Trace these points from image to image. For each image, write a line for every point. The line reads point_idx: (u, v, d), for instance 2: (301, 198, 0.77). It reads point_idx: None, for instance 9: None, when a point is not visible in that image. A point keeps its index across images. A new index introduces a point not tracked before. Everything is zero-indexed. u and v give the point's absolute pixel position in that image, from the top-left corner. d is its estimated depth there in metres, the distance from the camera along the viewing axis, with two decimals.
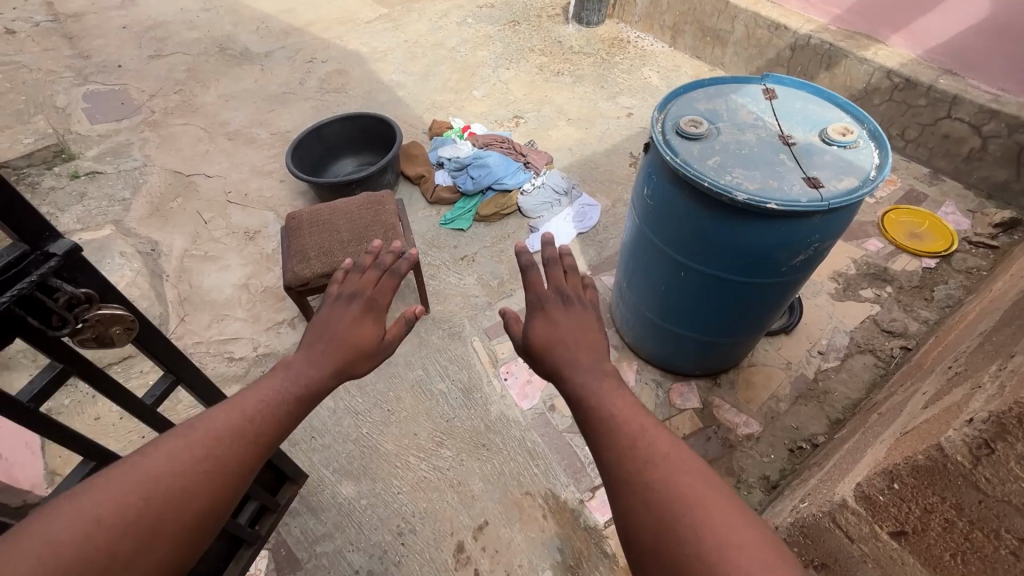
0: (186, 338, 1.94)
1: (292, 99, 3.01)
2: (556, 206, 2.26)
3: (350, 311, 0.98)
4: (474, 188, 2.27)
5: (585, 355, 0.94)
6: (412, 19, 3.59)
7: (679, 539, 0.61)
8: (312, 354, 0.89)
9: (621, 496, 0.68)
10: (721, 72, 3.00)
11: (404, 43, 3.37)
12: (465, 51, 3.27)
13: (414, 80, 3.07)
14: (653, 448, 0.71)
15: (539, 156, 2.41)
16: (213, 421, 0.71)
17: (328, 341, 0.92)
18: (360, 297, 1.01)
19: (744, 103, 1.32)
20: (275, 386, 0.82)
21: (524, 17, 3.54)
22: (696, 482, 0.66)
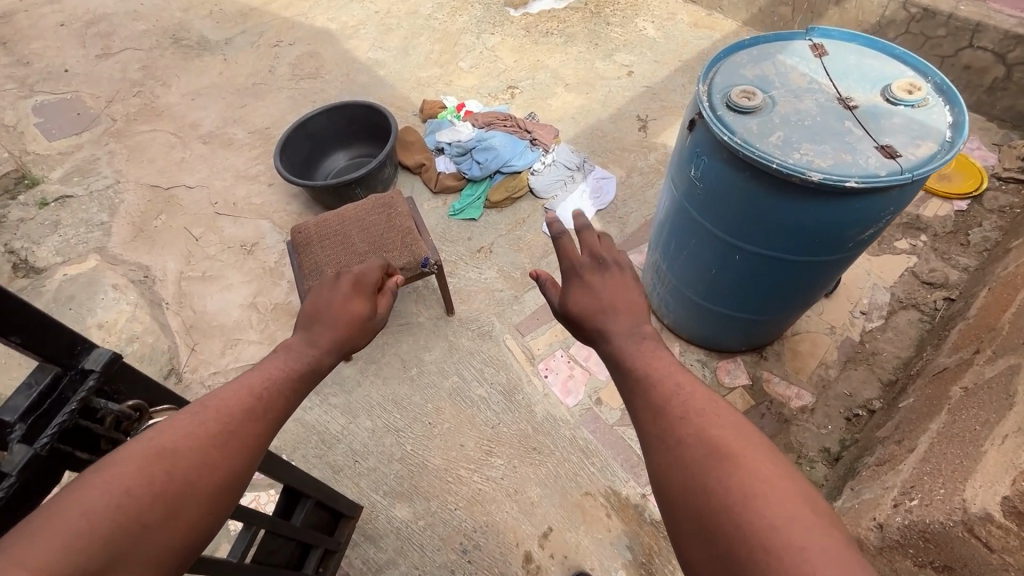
0: (200, 370, 1.82)
1: (264, 90, 2.77)
2: (570, 182, 2.14)
3: (339, 291, 0.90)
4: (482, 173, 2.13)
5: (624, 318, 0.86)
6: None
7: (706, 487, 0.56)
8: (308, 333, 0.83)
9: (654, 452, 0.64)
10: (720, 16, 2.82)
11: (376, 15, 3.10)
12: (444, 17, 3.03)
13: (393, 56, 2.84)
14: (687, 405, 0.65)
15: (545, 130, 2.25)
16: (225, 396, 0.65)
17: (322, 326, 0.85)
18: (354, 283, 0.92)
19: (794, 64, 1.20)
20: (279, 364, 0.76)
21: None
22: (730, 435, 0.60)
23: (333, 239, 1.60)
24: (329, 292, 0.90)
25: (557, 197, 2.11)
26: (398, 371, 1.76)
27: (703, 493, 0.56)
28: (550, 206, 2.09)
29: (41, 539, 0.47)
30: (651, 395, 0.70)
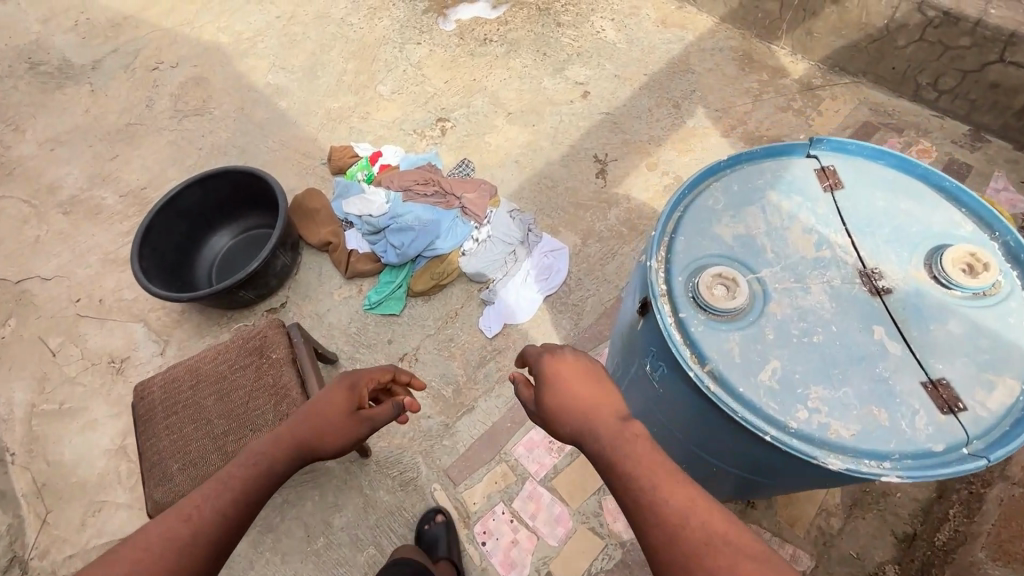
0: (54, 550, 1.46)
1: (140, 132, 2.25)
2: (511, 263, 1.71)
3: (337, 394, 1.15)
4: (400, 260, 1.70)
5: (604, 410, 1.03)
6: None
7: (679, 532, 0.86)
8: (301, 413, 1.12)
9: (647, 512, 0.89)
10: (693, 10, 2.33)
11: (277, 22, 2.54)
12: (360, 21, 2.48)
13: (298, 79, 2.32)
14: (679, 503, 0.88)
15: (480, 191, 1.79)
16: (202, 504, 0.93)
17: (304, 428, 1.10)
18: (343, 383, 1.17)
19: (795, 224, 1.03)
20: (277, 451, 1.05)
21: None
22: (690, 506, 0.88)
23: (183, 410, 1.29)
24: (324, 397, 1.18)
25: (496, 284, 1.69)
26: (301, 543, 1.41)
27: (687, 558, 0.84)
28: (488, 296, 1.68)
29: None
30: (647, 484, 0.91)
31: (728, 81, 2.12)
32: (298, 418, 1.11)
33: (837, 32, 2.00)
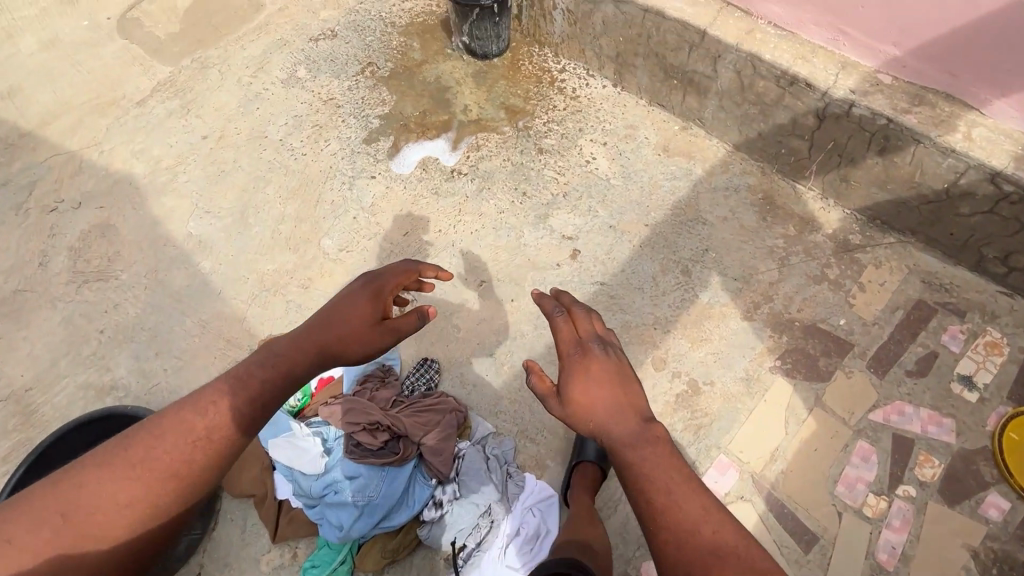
0: None
1: (27, 304, 1.81)
2: (485, 532, 1.34)
3: (361, 301, 1.06)
4: (340, 538, 1.31)
5: (631, 420, 0.92)
6: (210, 83, 2.27)
7: (687, 522, 0.80)
8: (306, 334, 1.02)
9: (651, 493, 0.83)
10: (700, 133, 1.95)
11: (204, 144, 2.11)
12: (303, 146, 2.07)
13: (227, 227, 1.90)
14: (693, 513, 0.80)
15: (444, 429, 1.41)
16: (217, 411, 0.92)
17: (327, 336, 1.02)
18: (367, 287, 1.09)
19: None
20: (306, 354, 0.99)
21: (385, 54, 2.29)
22: (712, 518, 0.80)
23: None
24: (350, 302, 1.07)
25: (466, 562, 1.31)
26: None
27: (678, 544, 0.78)
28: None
29: (69, 505, 0.84)
30: (655, 492, 0.83)
31: (748, 236, 1.75)
32: (310, 330, 1.01)
33: (880, 185, 1.64)
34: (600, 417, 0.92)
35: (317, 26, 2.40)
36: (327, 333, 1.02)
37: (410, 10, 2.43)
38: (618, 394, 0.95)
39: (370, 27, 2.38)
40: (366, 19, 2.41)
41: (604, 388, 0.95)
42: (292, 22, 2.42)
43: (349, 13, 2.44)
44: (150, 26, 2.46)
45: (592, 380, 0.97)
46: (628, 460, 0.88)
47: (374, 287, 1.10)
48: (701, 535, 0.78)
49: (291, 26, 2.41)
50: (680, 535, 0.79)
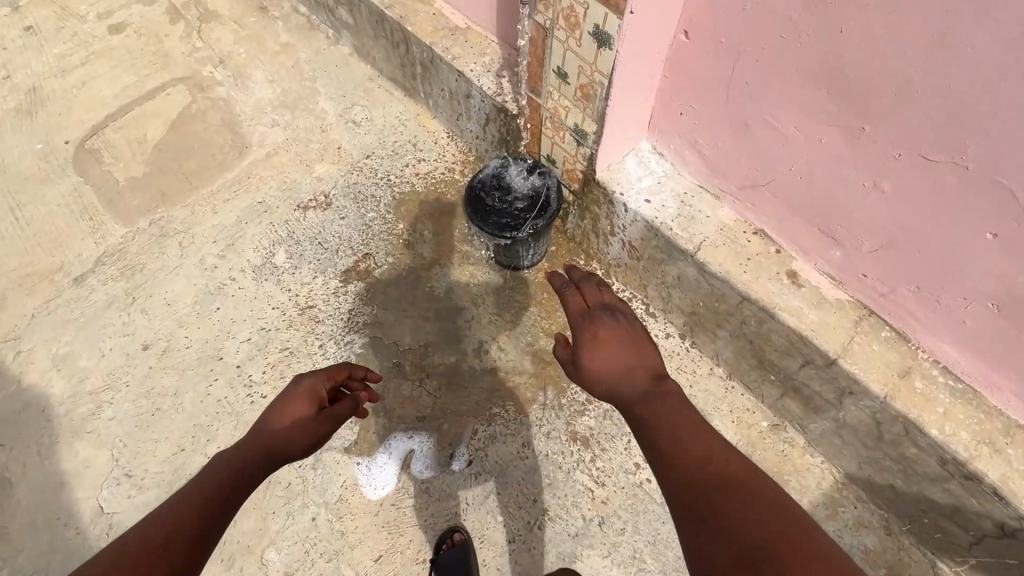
0: None
1: None
2: None
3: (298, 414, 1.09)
4: None
5: (649, 373, 0.88)
6: (166, 259, 1.80)
7: (745, 494, 0.68)
8: (279, 425, 1.06)
9: (688, 477, 0.72)
10: (798, 440, 1.40)
11: (142, 358, 1.64)
12: (265, 381, 1.58)
13: (148, 505, 1.44)
14: (739, 471, 0.71)
15: None
16: (206, 479, 0.92)
17: (278, 429, 1.05)
18: (300, 389, 1.13)
19: None
20: (254, 456, 0.99)
21: (387, 243, 1.78)
22: (742, 476, 0.71)
23: None
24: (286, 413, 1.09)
25: None
26: None
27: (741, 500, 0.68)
28: None
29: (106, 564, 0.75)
30: (691, 461, 0.74)
31: None
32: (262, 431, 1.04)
33: None
34: (616, 376, 0.89)
35: (307, 188, 1.91)
36: (268, 429, 1.05)
37: (424, 174, 1.91)
38: (636, 356, 0.91)
39: (373, 197, 1.88)
40: (368, 183, 1.91)
41: (626, 357, 0.91)
42: (278, 179, 1.93)
43: (350, 171, 1.94)
44: (109, 163, 2.00)
45: (608, 346, 0.93)
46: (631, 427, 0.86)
47: (315, 389, 1.12)
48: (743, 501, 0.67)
49: (276, 184, 1.92)
50: (709, 498, 0.69)
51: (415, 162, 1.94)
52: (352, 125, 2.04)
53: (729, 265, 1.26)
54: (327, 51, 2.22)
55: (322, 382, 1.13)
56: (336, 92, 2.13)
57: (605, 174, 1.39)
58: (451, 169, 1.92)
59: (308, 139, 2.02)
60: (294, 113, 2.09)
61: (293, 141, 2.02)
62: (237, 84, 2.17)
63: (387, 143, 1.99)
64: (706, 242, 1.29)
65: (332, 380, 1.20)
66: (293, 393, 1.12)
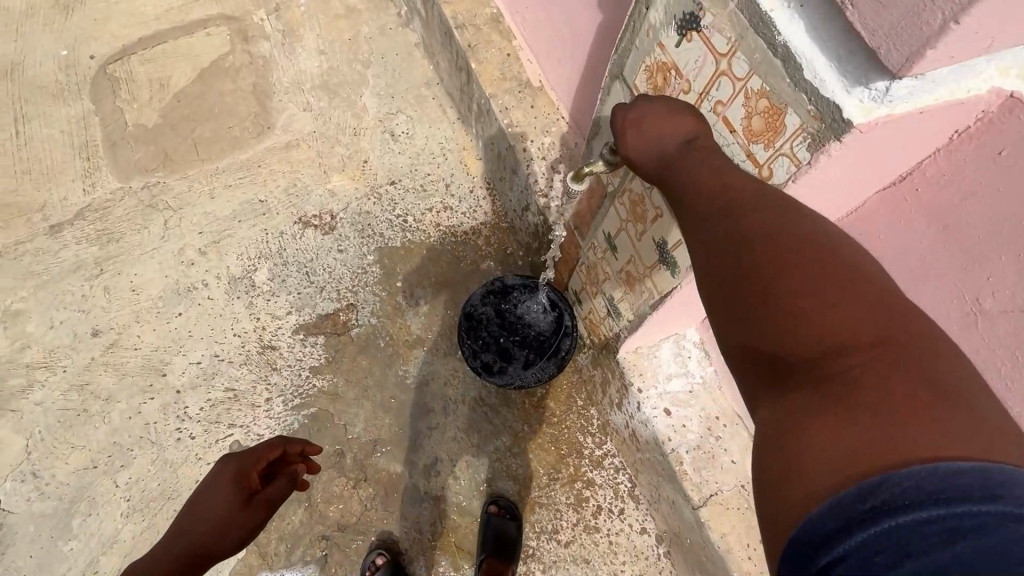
0: None
1: None
2: None
3: (221, 494, 1.01)
4: None
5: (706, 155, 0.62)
6: (147, 238, 1.62)
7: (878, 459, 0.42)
8: (202, 516, 1.00)
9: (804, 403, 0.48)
10: None
11: (89, 345, 1.51)
12: (199, 420, 1.44)
13: (45, 519, 1.35)
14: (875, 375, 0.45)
15: None
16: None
17: (200, 528, 0.99)
18: (226, 470, 1.04)
19: None
20: (182, 557, 0.96)
21: (377, 300, 1.56)
22: (889, 395, 0.44)
23: None
24: (212, 493, 1.02)
25: None
26: None
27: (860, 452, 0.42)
28: None
29: None
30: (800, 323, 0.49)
31: None
32: (188, 526, 1.00)
33: None
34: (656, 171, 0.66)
35: (316, 200, 1.67)
36: (197, 522, 1.00)
37: (446, 228, 1.64)
38: (673, 122, 0.66)
39: (381, 237, 1.63)
40: (383, 218, 1.65)
41: (661, 127, 0.66)
42: (289, 179, 1.69)
43: (367, 195, 1.68)
44: (123, 100, 1.76)
45: (644, 122, 0.67)
46: (677, 177, 0.63)
47: (241, 472, 1.03)
48: (799, 235, 0.52)
49: (285, 185, 1.68)
50: (767, 245, 0.53)
51: (441, 209, 1.66)
52: (389, 138, 1.75)
53: (730, 539, 1.01)
54: (393, 33, 1.87)
55: (249, 463, 1.03)
56: (386, 89, 1.80)
57: (629, 357, 1.12)
58: (476, 231, 1.64)
59: (336, 140, 1.74)
60: (332, 100, 1.79)
61: (319, 136, 1.74)
62: (284, 45, 1.85)
63: (419, 174, 1.70)
64: (715, 497, 1.03)
65: (257, 459, 1.05)
66: (220, 470, 1.05)
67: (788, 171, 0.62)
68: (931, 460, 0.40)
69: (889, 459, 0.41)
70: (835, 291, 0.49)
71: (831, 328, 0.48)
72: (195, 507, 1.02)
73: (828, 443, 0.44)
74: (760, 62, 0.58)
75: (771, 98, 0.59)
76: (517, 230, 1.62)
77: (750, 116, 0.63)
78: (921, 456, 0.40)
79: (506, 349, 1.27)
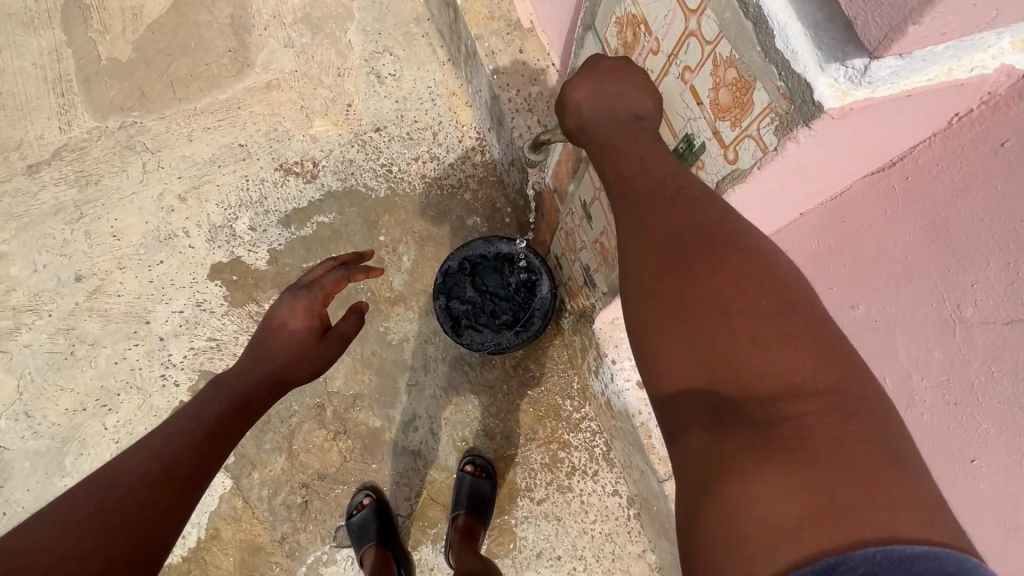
0: None
1: None
2: None
3: (296, 314, 0.88)
4: None
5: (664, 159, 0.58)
6: (126, 182, 1.58)
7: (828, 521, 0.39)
8: (280, 337, 0.87)
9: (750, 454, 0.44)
10: None
11: (72, 290, 1.51)
12: (183, 367, 1.46)
13: (38, 457, 1.40)
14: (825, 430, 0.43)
15: None
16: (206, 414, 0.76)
17: (277, 352, 0.85)
18: (301, 294, 0.90)
19: None
20: (260, 383, 0.83)
21: (359, 253, 1.52)
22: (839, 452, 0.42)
23: None
24: (289, 311, 0.88)
25: None
26: None
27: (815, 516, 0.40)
28: None
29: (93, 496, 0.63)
30: (754, 361, 0.46)
31: None
32: (260, 349, 0.85)
33: None
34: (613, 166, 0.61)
35: (298, 146, 1.59)
36: (269, 344, 0.86)
37: (432, 180, 1.57)
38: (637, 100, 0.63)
39: (365, 186, 1.57)
40: (366, 169, 1.58)
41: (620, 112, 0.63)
42: (269, 122, 1.61)
43: (351, 141, 1.60)
44: (95, 31, 1.65)
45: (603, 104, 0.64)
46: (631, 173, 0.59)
47: (311, 308, 0.89)
48: (751, 268, 0.50)
49: (266, 127, 1.60)
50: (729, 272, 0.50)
51: (428, 159, 1.58)
52: (375, 80, 1.64)
53: None
54: None
55: (323, 291, 0.91)
56: (373, 25, 1.67)
57: (605, 328, 1.08)
58: (463, 184, 1.57)
59: (319, 80, 1.64)
60: (315, 36, 1.66)
61: (302, 76, 1.64)
62: None
63: (405, 120, 1.61)
64: None
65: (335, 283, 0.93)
66: (289, 293, 0.91)
67: (755, 157, 0.55)
68: (886, 540, 0.38)
69: (847, 537, 0.38)
70: (783, 339, 0.47)
71: (784, 379, 0.45)
72: (255, 351, 0.86)
73: (769, 506, 0.41)
74: (729, 23, 0.51)
75: (738, 70, 0.52)
76: (506, 185, 1.55)
77: (716, 87, 0.56)
78: (881, 535, 0.38)
79: (494, 321, 1.25)
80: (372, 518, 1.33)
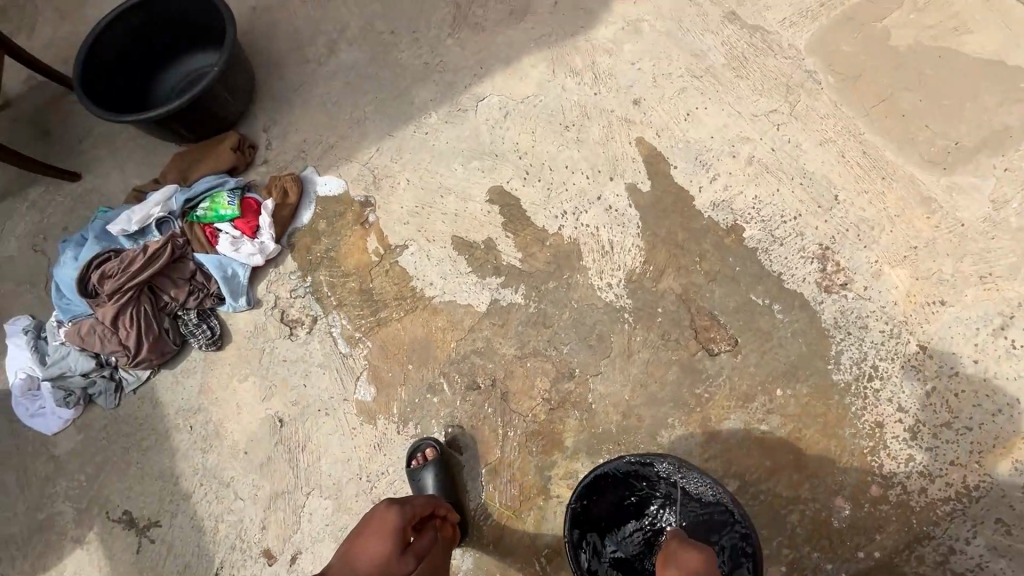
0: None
1: None
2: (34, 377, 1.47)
3: (387, 519, 0.98)
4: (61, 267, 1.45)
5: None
6: (746, 106, 1.49)
7: None
8: (372, 534, 0.96)
9: None
10: None
11: (623, 104, 1.55)
12: (576, 226, 1.45)
13: (474, 139, 1.59)
14: None
15: (122, 353, 1.42)
16: None
17: (373, 554, 0.93)
18: (393, 506, 1.01)
19: None
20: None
21: (750, 370, 1.29)
22: None
23: None
24: (378, 518, 0.98)
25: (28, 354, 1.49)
26: None
27: None
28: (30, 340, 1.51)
29: None
30: None
31: None
32: (353, 555, 0.94)
33: None
34: None
35: (857, 260, 1.33)
36: (359, 553, 0.94)
37: (877, 435, 1.22)
38: None
39: (836, 352, 1.28)
40: (860, 350, 1.27)
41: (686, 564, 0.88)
42: (874, 219, 1.35)
43: (890, 319, 1.29)
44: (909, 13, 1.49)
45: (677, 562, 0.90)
46: None
47: (406, 522, 0.99)
48: None
49: (866, 219, 1.35)
50: None
51: (905, 424, 1.22)
52: (992, 328, 1.25)
53: None
54: None
55: (407, 511, 1.01)
56: None
57: None
58: (887, 479, 1.20)
59: (957, 259, 1.30)
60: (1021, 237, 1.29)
61: (954, 238, 1.31)
62: None
63: (950, 381, 1.23)
64: None
65: (415, 504, 1.05)
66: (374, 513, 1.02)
67: None
68: None
69: None
70: None
71: None
72: (343, 556, 0.95)
73: None
74: None
75: None
76: None
77: None
78: None
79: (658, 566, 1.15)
80: (431, 475, 1.28)
